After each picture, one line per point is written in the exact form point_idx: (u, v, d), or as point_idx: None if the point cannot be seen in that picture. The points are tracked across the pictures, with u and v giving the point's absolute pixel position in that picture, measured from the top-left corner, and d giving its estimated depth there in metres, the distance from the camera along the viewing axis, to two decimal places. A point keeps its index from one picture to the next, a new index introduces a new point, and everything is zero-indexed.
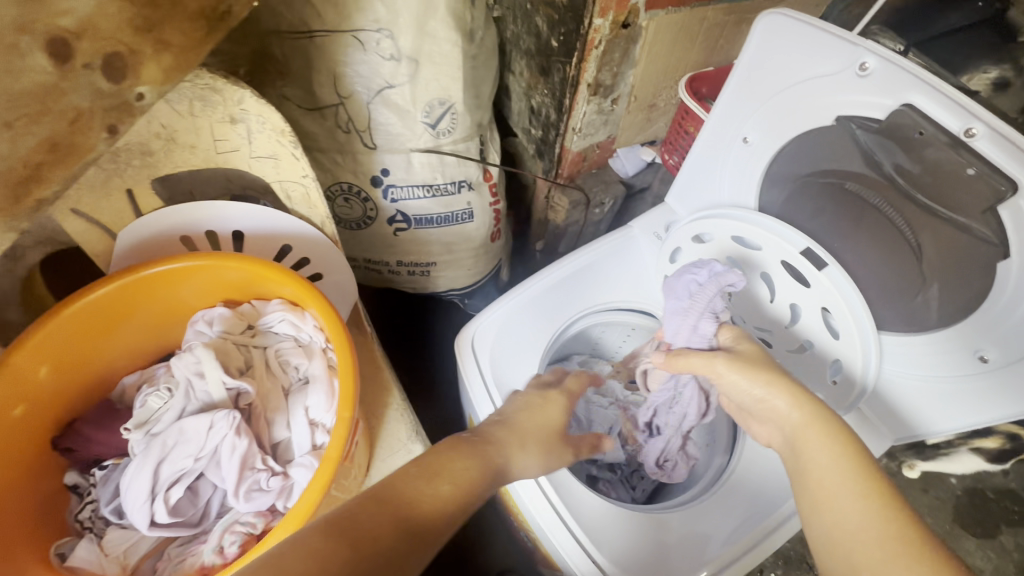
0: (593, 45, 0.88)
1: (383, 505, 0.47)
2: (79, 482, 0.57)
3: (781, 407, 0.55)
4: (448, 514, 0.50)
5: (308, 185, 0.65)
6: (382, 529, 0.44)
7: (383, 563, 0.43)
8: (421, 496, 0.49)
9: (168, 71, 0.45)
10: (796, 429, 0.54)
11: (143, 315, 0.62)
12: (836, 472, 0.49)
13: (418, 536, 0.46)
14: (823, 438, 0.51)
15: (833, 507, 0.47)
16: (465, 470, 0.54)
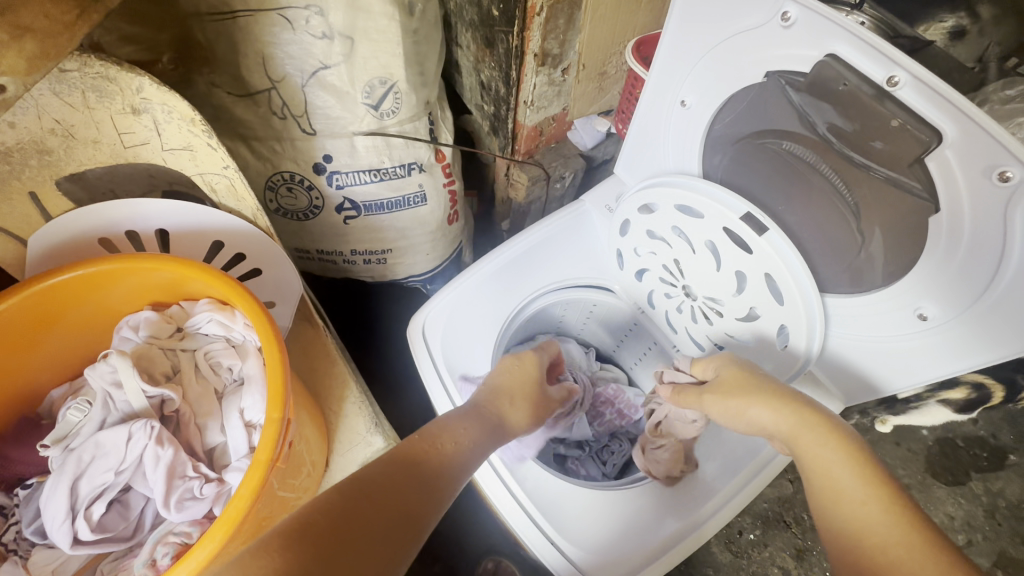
0: (534, 13, 0.84)
1: (403, 465, 0.51)
2: (5, 503, 0.54)
3: (766, 418, 0.58)
4: (460, 467, 0.55)
5: (231, 176, 0.62)
6: (402, 485, 0.49)
7: (403, 511, 0.47)
8: (431, 454, 0.54)
9: (34, 60, 0.42)
10: (789, 435, 0.57)
11: (65, 325, 0.59)
12: (842, 474, 0.51)
13: (432, 488, 0.51)
14: (827, 441, 0.53)
15: (843, 508, 0.48)
16: (467, 430, 0.59)
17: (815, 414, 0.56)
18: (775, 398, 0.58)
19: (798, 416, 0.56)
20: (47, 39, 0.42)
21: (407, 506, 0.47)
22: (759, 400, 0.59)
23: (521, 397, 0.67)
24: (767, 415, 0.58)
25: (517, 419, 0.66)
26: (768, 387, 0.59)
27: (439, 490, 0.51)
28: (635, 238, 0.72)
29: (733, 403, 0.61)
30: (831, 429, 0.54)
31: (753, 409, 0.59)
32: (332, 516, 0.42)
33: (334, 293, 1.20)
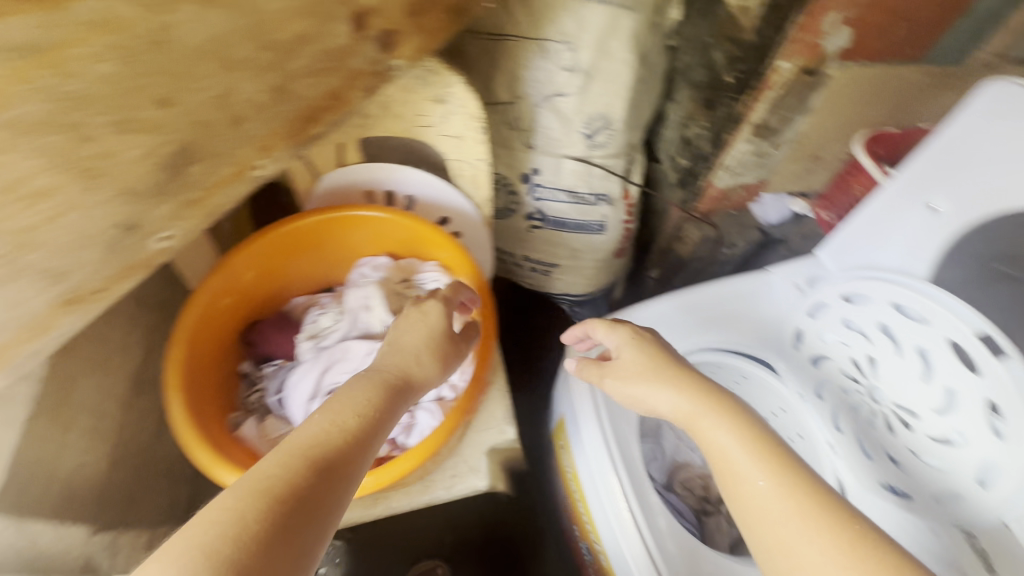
0: (770, 86, 0.87)
1: (305, 460, 0.43)
2: (252, 373, 0.67)
3: (666, 402, 0.58)
4: (359, 443, 0.47)
5: (479, 167, 0.74)
6: (308, 480, 0.42)
7: (301, 501, 0.41)
8: (326, 436, 0.46)
9: (417, 51, 0.52)
10: (686, 417, 0.57)
11: (324, 249, 0.73)
12: (748, 459, 0.52)
13: (340, 464, 0.44)
14: (726, 425, 0.54)
15: (746, 489, 0.50)
16: (371, 396, 0.51)
17: (701, 396, 0.57)
18: (674, 381, 0.59)
19: (693, 402, 0.57)
20: (430, 37, 0.52)
21: (317, 499, 0.41)
22: (657, 384, 0.59)
23: (411, 324, 0.59)
24: (666, 398, 0.58)
25: (426, 375, 0.57)
26: (674, 371, 0.60)
27: (346, 466, 0.45)
28: (827, 322, 0.71)
29: (636, 387, 0.60)
30: (729, 411, 0.55)
31: (652, 390, 0.59)
32: (232, 545, 0.36)
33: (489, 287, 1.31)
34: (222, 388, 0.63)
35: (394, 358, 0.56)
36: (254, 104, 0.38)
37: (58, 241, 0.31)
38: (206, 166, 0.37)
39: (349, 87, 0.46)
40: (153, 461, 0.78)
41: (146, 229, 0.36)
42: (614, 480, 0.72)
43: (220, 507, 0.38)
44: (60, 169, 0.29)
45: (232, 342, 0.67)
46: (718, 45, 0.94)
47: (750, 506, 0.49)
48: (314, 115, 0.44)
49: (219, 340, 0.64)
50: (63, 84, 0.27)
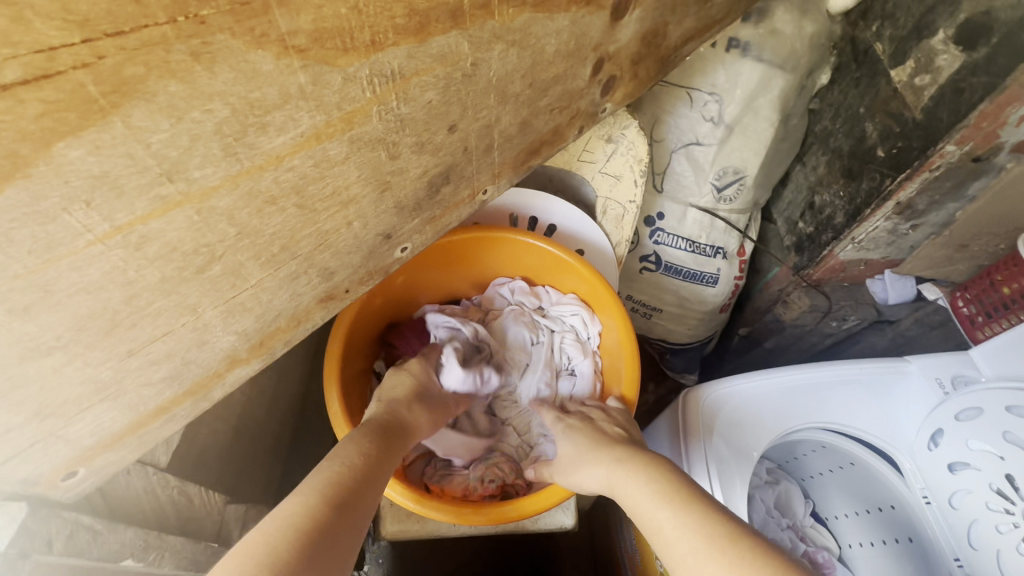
0: (930, 168, 0.83)
1: (319, 496, 0.42)
2: (386, 374, 0.68)
3: (595, 471, 0.56)
4: (372, 477, 0.47)
5: (628, 209, 0.74)
6: (326, 518, 0.40)
7: (326, 530, 0.40)
8: (343, 473, 0.45)
9: (625, 96, 0.53)
10: (610, 480, 0.54)
11: (464, 264, 0.75)
12: (654, 505, 0.49)
13: (349, 499, 0.43)
14: (637, 476, 0.52)
15: (663, 537, 0.47)
16: (377, 434, 0.52)
17: (619, 456, 0.56)
18: (595, 448, 0.58)
19: (612, 467, 0.55)
20: (640, 84, 0.53)
21: (333, 538, 0.40)
22: (588, 453, 0.58)
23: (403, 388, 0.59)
24: (593, 469, 0.56)
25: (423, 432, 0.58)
26: (613, 447, 0.58)
27: (361, 497, 0.45)
28: (980, 429, 0.67)
29: (571, 464, 0.59)
30: (642, 465, 0.53)
31: (586, 469, 0.57)
32: None
33: None
34: (359, 385, 0.65)
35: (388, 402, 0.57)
36: (507, 135, 0.40)
37: (339, 245, 0.35)
38: (453, 188, 0.39)
39: (569, 125, 0.47)
40: (264, 438, 0.80)
41: (396, 238, 0.39)
42: None
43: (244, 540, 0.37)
44: (367, 181, 0.33)
45: (372, 341, 0.69)
46: (874, 116, 0.92)
47: (667, 556, 0.46)
48: (537, 148, 0.46)
49: (364, 337, 0.66)
50: (400, 107, 0.31)
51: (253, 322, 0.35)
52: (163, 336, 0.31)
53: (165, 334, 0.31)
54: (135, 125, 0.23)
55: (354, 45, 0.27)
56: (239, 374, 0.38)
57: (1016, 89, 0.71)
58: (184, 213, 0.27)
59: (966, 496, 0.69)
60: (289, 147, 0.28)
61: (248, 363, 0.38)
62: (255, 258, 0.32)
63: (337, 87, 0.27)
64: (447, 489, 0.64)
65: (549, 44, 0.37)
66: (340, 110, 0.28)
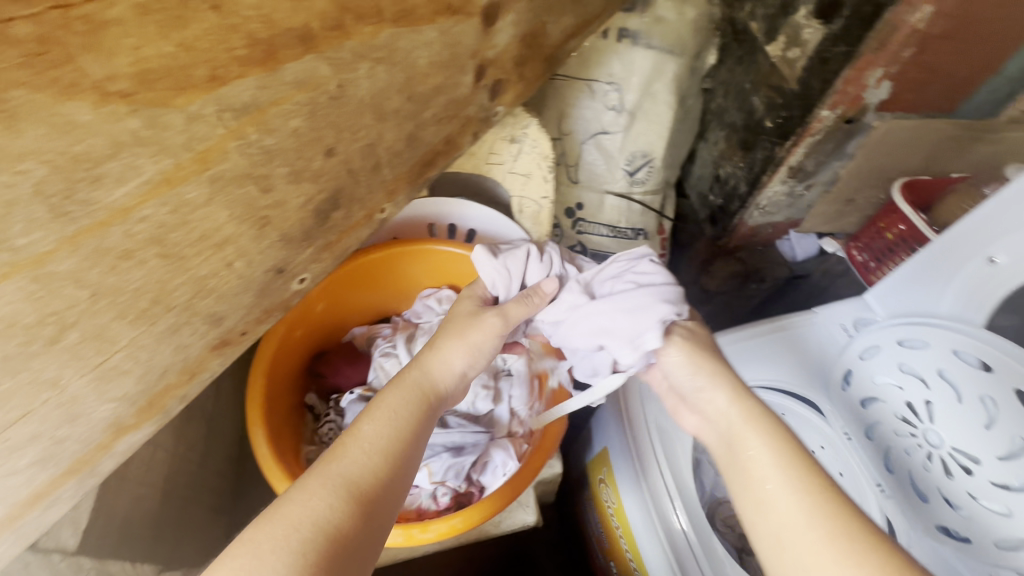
0: (811, 133, 0.90)
1: (343, 491, 0.45)
2: (319, 405, 0.65)
3: (721, 403, 0.56)
4: (394, 465, 0.49)
5: (542, 205, 0.75)
6: (349, 517, 0.44)
7: (340, 535, 0.43)
8: (365, 465, 0.47)
9: (516, 98, 0.54)
10: (730, 427, 0.54)
11: (389, 279, 0.73)
12: (772, 471, 0.49)
13: (375, 491, 0.46)
14: (769, 435, 0.52)
15: (764, 495, 0.49)
16: (402, 409, 0.53)
17: (753, 409, 0.54)
18: (728, 382, 0.56)
19: (742, 410, 0.54)
20: (529, 85, 0.54)
21: (351, 541, 0.43)
22: (723, 385, 0.56)
23: (443, 337, 0.59)
24: (721, 401, 0.55)
25: (457, 381, 0.58)
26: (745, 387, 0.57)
27: (381, 487, 0.47)
28: (881, 365, 0.72)
29: (699, 377, 0.58)
30: (770, 425, 0.52)
31: (707, 398, 0.57)
32: None
33: None
34: (293, 422, 0.62)
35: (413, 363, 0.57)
36: (393, 151, 0.40)
37: (223, 289, 0.34)
38: (345, 211, 0.38)
39: (461, 132, 0.48)
40: (202, 494, 0.75)
41: (290, 271, 0.37)
42: (677, 519, 0.72)
43: (268, 528, 0.42)
44: (242, 220, 0.32)
45: (300, 374, 0.65)
46: (759, 90, 0.99)
47: (762, 510, 0.48)
48: (431, 159, 0.46)
49: (290, 371, 0.63)
50: (262, 139, 0.30)
51: (134, 384, 0.33)
52: (23, 418, 0.29)
53: (26, 415, 0.29)
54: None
55: (191, 82, 0.26)
56: (129, 442, 0.36)
57: (869, 56, 0.78)
58: (18, 284, 0.24)
59: (881, 430, 0.72)
60: (135, 198, 0.26)
61: (139, 428, 0.36)
62: (120, 318, 0.29)
63: (182, 127, 0.26)
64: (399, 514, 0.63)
65: (420, 57, 0.37)
66: (190, 150, 0.27)
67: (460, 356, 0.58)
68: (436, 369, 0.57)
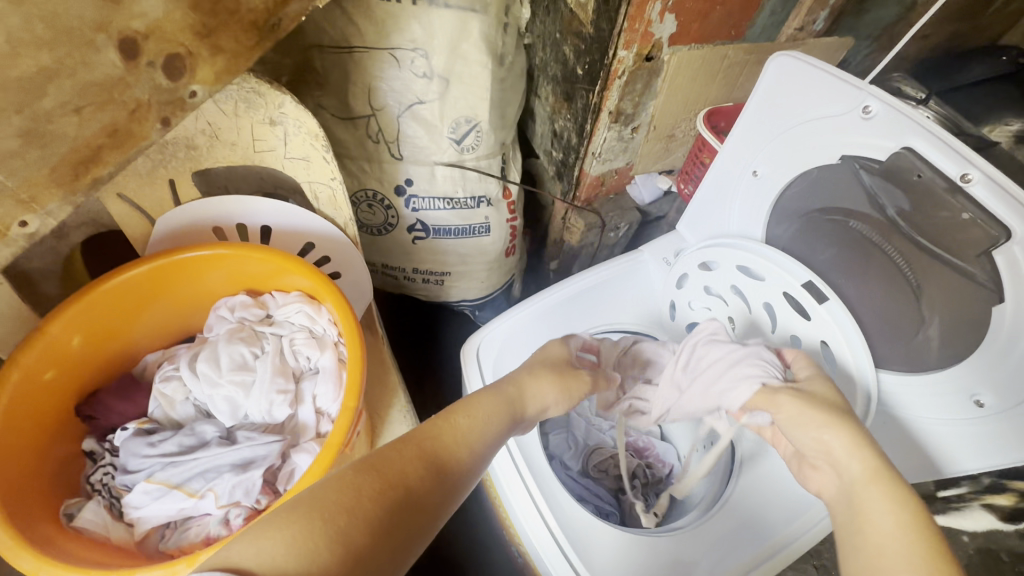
0: (616, 75, 0.91)
1: (429, 461, 0.45)
2: (95, 449, 0.58)
3: (838, 450, 0.50)
4: (476, 462, 0.48)
5: (335, 187, 0.70)
6: (427, 486, 0.43)
7: (415, 507, 0.42)
8: (452, 447, 0.47)
9: (219, 74, 0.45)
10: (855, 484, 0.47)
11: (172, 296, 0.65)
12: (887, 532, 0.42)
13: (453, 490, 0.45)
14: (896, 500, 0.44)
15: (874, 555, 0.41)
16: (490, 408, 0.52)
17: (886, 471, 0.47)
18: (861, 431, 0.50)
19: (883, 462, 0.47)
20: (233, 58, 0.45)
21: (421, 507, 0.42)
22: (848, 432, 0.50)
23: (543, 368, 0.60)
24: (848, 444, 0.49)
25: (541, 399, 0.58)
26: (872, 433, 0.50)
27: (456, 477, 0.46)
28: (692, 291, 0.74)
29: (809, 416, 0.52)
30: (903, 488, 0.45)
31: (819, 440, 0.51)
32: (360, 535, 0.37)
33: (386, 305, 1.28)
34: (57, 473, 0.55)
35: (514, 377, 0.58)
36: (0, 151, 0.37)
37: None
38: None
39: (133, 120, 0.42)
40: None
41: None
42: (523, 480, 0.69)
43: (360, 469, 0.42)
44: None
45: (66, 419, 0.58)
46: (567, 39, 0.98)
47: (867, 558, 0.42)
48: (91, 155, 0.41)
49: (47, 422, 0.56)
50: None
51: None
52: None
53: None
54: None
55: None
56: None
57: None
58: None
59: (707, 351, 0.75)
60: None
61: None
62: None
63: None
64: (183, 549, 0.52)
65: None
66: None
67: (554, 395, 0.59)
68: (533, 394, 0.57)
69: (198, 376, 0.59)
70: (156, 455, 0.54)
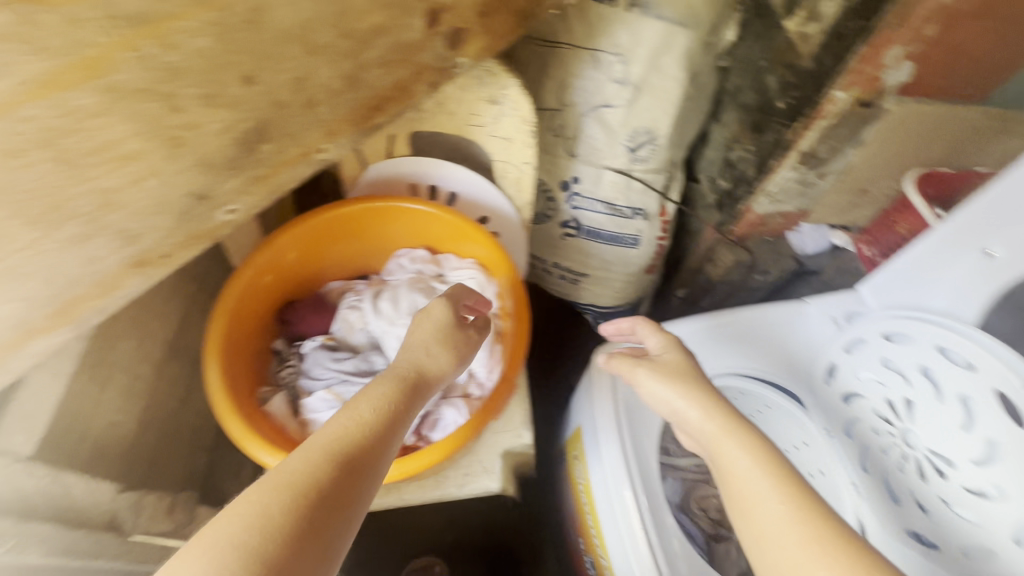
0: (823, 115, 0.85)
1: (325, 458, 0.42)
2: (285, 350, 0.67)
3: (693, 419, 0.54)
4: (382, 445, 0.45)
5: (525, 171, 0.74)
6: (327, 480, 0.40)
7: (320, 500, 0.39)
8: (355, 438, 0.44)
9: (483, 51, 0.53)
10: (710, 438, 0.53)
11: (366, 235, 0.73)
12: (754, 475, 0.48)
13: (364, 472, 0.43)
14: (746, 450, 0.50)
15: (748, 499, 0.47)
16: (386, 391, 0.49)
17: (730, 423, 0.52)
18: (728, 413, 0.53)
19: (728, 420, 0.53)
20: (496, 39, 0.53)
21: (337, 499, 0.40)
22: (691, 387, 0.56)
23: (430, 337, 0.57)
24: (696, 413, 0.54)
25: (435, 366, 0.55)
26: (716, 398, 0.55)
27: (367, 460, 0.43)
28: (864, 359, 0.69)
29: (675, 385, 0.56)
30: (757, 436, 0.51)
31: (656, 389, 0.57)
32: (262, 536, 0.35)
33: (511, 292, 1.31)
34: (255, 361, 0.64)
35: (408, 355, 0.55)
36: (328, 87, 0.39)
37: (138, 206, 0.32)
38: (276, 145, 0.38)
39: (413, 80, 0.47)
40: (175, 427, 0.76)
41: (215, 199, 0.37)
42: (629, 494, 0.68)
43: (248, 501, 0.37)
44: (148, 136, 0.31)
45: (268, 319, 0.67)
46: (774, 69, 0.94)
47: (749, 518, 0.47)
48: (378, 104, 0.45)
49: (256, 316, 0.65)
50: (164, 55, 0.29)
51: (43, 288, 0.31)
52: None
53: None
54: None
55: None
56: (39, 346, 0.33)
57: (887, 31, 0.73)
58: None
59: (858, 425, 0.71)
60: (17, 94, 0.24)
61: (51, 332, 0.33)
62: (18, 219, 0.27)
63: (58, 31, 0.24)
64: None
65: None
66: (75, 56, 0.25)
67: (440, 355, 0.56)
68: (423, 364, 0.54)
69: (379, 312, 0.66)
70: (336, 369, 0.62)
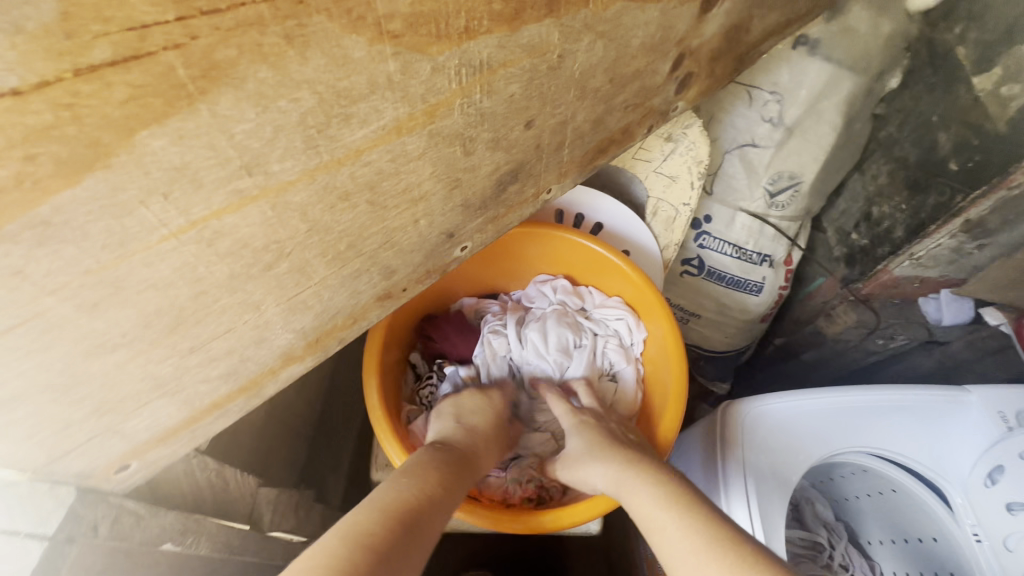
0: (1010, 184, 0.78)
1: (384, 515, 0.40)
2: (422, 366, 0.68)
3: (598, 478, 0.52)
4: (435, 513, 0.43)
5: (682, 212, 0.71)
6: (388, 537, 0.38)
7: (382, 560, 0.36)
8: (414, 499, 0.43)
9: (700, 94, 0.49)
10: (614, 476, 0.50)
11: (509, 258, 0.71)
12: (656, 506, 0.45)
13: (424, 537, 0.40)
14: (646, 484, 0.48)
15: (664, 539, 0.43)
16: (433, 457, 0.49)
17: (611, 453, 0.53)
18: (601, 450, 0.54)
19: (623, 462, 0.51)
20: (715, 83, 0.49)
21: (397, 559, 0.37)
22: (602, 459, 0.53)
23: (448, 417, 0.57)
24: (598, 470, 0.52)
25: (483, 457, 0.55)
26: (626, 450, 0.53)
27: (423, 522, 0.41)
28: None
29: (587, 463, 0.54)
30: (648, 467, 0.50)
31: (593, 467, 0.53)
32: None
33: None
34: (396, 376, 0.64)
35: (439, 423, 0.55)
36: (580, 130, 0.37)
37: (404, 244, 0.31)
38: (521, 186, 0.37)
39: (640, 123, 0.44)
40: (294, 423, 0.76)
41: (458, 237, 0.35)
42: None
43: (316, 558, 0.35)
44: (439, 178, 0.29)
45: (410, 333, 0.68)
46: (948, 126, 0.85)
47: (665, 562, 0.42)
48: (605, 147, 0.43)
49: (402, 331, 0.65)
50: (482, 101, 0.28)
51: (312, 319, 0.31)
52: (225, 333, 0.27)
53: (227, 332, 0.27)
54: (220, 113, 0.19)
55: (446, 31, 0.23)
56: (292, 371, 0.33)
57: None
58: (260, 208, 0.23)
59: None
60: (374, 139, 0.24)
61: (302, 360, 0.33)
62: (322, 256, 0.27)
63: (425, 77, 0.24)
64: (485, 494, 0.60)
65: (635, 37, 0.34)
66: (423, 103, 0.25)
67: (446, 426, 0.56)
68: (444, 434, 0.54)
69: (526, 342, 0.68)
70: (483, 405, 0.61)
